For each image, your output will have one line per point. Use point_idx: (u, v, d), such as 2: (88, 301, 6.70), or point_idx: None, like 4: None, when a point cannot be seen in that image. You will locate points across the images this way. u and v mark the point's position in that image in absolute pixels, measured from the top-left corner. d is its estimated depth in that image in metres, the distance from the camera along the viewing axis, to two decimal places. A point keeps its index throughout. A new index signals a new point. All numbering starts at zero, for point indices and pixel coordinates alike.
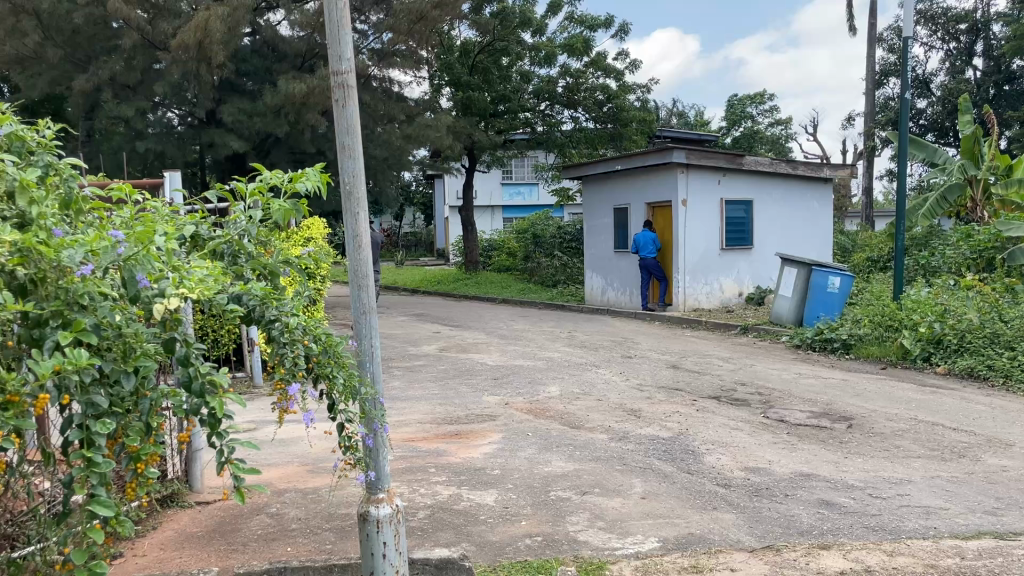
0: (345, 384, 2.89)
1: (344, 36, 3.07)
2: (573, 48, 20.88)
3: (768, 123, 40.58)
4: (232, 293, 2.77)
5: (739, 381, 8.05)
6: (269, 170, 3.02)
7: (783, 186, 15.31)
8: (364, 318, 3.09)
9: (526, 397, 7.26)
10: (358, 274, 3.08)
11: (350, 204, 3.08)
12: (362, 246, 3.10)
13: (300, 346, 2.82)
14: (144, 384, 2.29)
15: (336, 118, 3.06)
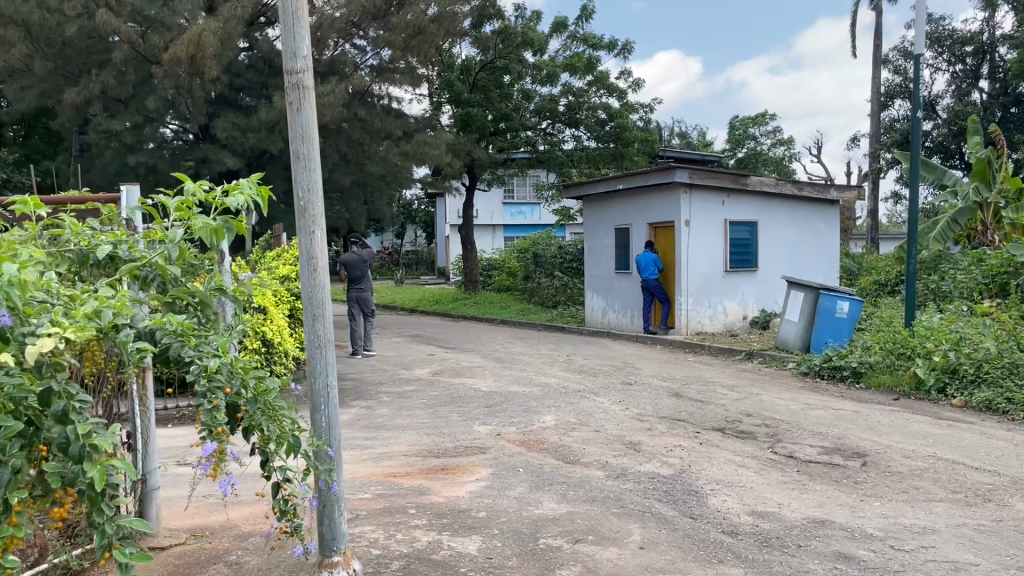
0: (278, 437, 2.75)
1: (300, 31, 3.22)
2: (574, 67, 20.66)
3: (771, 144, 40.35)
4: (145, 327, 2.68)
5: (744, 411, 7.65)
6: (193, 184, 3.00)
7: (789, 207, 14.95)
8: (320, 351, 3.22)
9: (519, 427, 6.87)
10: (313, 302, 3.18)
11: (305, 221, 3.21)
12: (317, 270, 3.21)
13: (220, 394, 2.65)
14: (7, 446, 2.08)
15: (291, 123, 3.22)
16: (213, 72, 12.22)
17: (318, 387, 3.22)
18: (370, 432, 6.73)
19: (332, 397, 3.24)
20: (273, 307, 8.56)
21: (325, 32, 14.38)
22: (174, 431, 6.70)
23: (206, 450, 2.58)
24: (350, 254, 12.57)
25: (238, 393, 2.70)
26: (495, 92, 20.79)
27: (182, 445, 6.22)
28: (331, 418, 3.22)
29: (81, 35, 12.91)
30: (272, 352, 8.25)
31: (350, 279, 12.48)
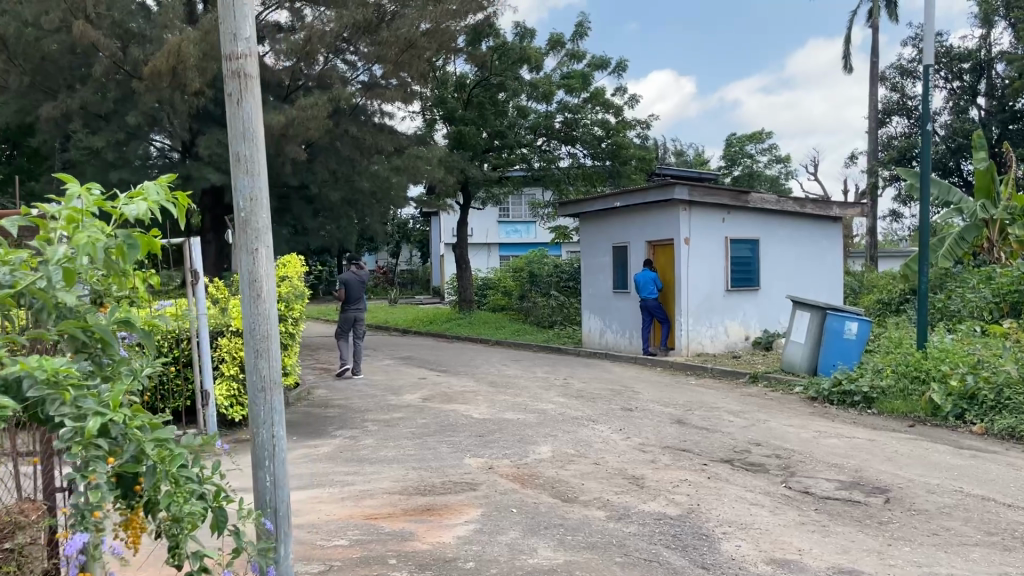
0: (192, 518, 2.47)
1: (243, 14, 3.13)
2: (570, 84, 20.36)
3: (767, 162, 40.11)
4: (9, 376, 2.24)
5: (752, 440, 7.20)
6: (81, 187, 2.56)
7: (790, 225, 14.57)
8: (267, 392, 3.10)
9: (512, 460, 6.41)
10: (259, 337, 3.07)
11: (247, 236, 3.06)
12: (261, 298, 3.08)
13: (100, 463, 2.27)
14: None
15: (233, 117, 3.09)
16: (196, 85, 11.87)
17: (262, 440, 3.09)
18: (353, 466, 6.26)
19: (277, 452, 3.11)
20: None
21: (314, 45, 13.86)
22: None
23: (70, 547, 2.27)
24: (349, 274, 12.03)
25: (134, 458, 2.38)
26: (490, 109, 20.44)
27: None
28: (276, 475, 3.11)
29: (61, 50, 12.55)
30: None
31: (347, 300, 11.97)
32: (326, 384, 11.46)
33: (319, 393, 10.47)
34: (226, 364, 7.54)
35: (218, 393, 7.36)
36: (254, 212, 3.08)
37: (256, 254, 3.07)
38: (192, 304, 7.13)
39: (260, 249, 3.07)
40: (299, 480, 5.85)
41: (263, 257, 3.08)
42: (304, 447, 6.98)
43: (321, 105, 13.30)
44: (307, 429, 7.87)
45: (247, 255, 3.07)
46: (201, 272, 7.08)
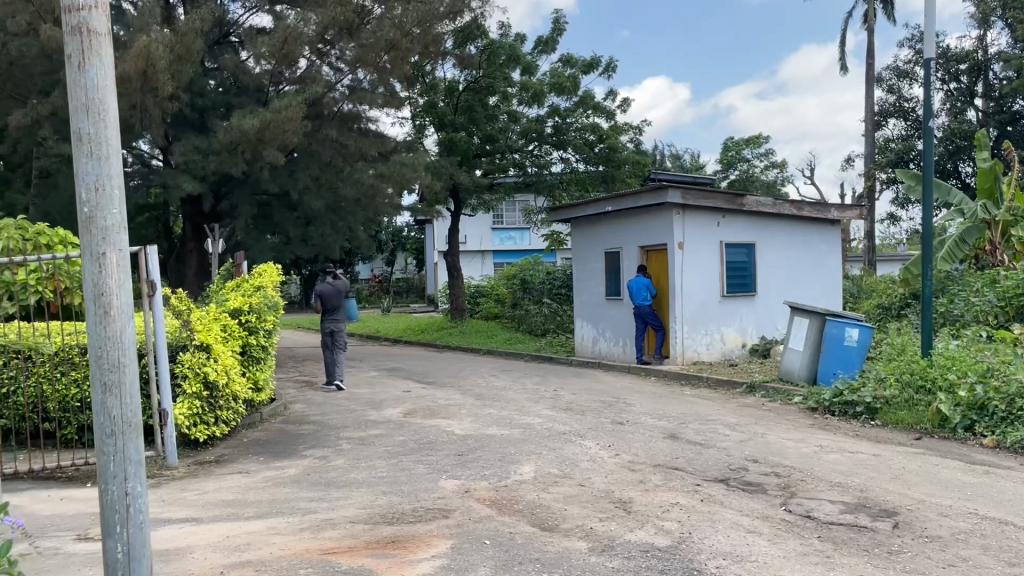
0: None
1: None
2: (561, 86, 19.92)
3: (764, 166, 39.72)
4: None
5: (749, 457, 6.74)
6: None
7: (786, 229, 14.14)
8: (115, 435, 3.09)
9: (490, 482, 5.94)
10: (106, 364, 3.07)
11: (94, 240, 3.09)
12: (109, 317, 3.09)
13: None
14: None
15: (71, 87, 3.09)
16: (167, 89, 11.47)
17: (115, 498, 3.12)
18: (319, 491, 5.80)
19: (132, 514, 3.14)
20: (220, 343, 7.69)
21: (292, 46, 13.45)
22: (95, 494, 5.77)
23: None
24: (324, 284, 11.71)
25: None
26: (480, 113, 20.02)
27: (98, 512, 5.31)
28: (129, 543, 3.14)
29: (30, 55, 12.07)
30: (215, 395, 7.38)
31: (323, 310, 11.57)
32: (305, 398, 10.99)
33: (296, 408, 10.00)
34: (189, 382, 7.09)
35: (180, 413, 6.91)
36: (104, 210, 3.11)
37: (104, 261, 3.08)
38: (151, 319, 6.66)
39: (109, 254, 3.09)
40: (257, 507, 5.38)
41: (112, 263, 3.09)
42: (269, 470, 6.51)
43: (296, 107, 12.96)
44: (275, 449, 7.39)
45: (94, 264, 3.08)
46: (159, 284, 6.61)
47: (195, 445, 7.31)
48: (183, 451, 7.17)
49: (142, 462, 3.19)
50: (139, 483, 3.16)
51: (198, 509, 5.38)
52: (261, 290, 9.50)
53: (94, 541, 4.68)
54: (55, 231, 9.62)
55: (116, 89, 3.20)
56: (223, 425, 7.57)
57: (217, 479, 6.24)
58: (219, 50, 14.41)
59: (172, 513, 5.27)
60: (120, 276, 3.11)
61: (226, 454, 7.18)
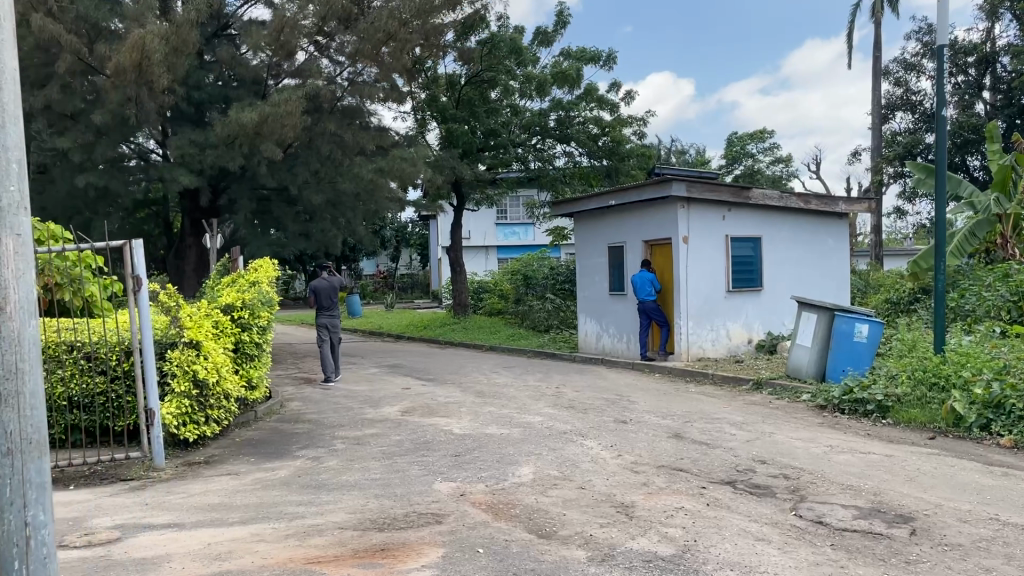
0: None
1: None
2: (563, 78, 19.62)
3: (770, 161, 39.44)
4: None
5: (757, 458, 6.50)
6: None
7: (793, 223, 13.85)
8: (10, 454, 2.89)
9: (487, 485, 5.71)
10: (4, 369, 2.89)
11: None
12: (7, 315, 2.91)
13: None
14: None
15: None
16: (163, 81, 11.24)
17: (13, 530, 2.89)
18: (309, 494, 5.57)
19: (33, 549, 2.92)
20: (211, 340, 7.47)
21: (288, 36, 13.17)
22: (76, 497, 5.56)
23: None
24: (319, 280, 11.73)
25: None
26: (481, 107, 19.78)
27: (75, 516, 5.10)
28: None
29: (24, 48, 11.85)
30: (206, 393, 7.15)
31: (319, 305, 11.62)
32: (302, 395, 10.79)
33: (293, 406, 9.79)
34: (178, 380, 6.87)
35: (168, 413, 6.69)
36: (1, 188, 2.93)
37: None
38: (137, 316, 6.43)
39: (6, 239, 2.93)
40: (243, 512, 5.15)
41: (9, 250, 2.93)
42: (259, 472, 6.29)
43: (295, 100, 12.72)
44: (267, 449, 7.18)
45: None
46: (145, 279, 6.38)
47: (185, 445, 7.09)
48: (173, 451, 6.95)
49: (44, 487, 2.99)
50: (41, 511, 2.95)
51: (182, 513, 5.16)
52: (256, 286, 9.29)
53: (69, 548, 4.45)
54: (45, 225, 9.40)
55: (12, 54, 3.01)
56: (214, 424, 7.34)
57: (205, 481, 6.02)
58: (214, 41, 14.12)
59: (154, 518, 5.05)
60: (18, 266, 2.95)
61: (217, 454, 6.96)
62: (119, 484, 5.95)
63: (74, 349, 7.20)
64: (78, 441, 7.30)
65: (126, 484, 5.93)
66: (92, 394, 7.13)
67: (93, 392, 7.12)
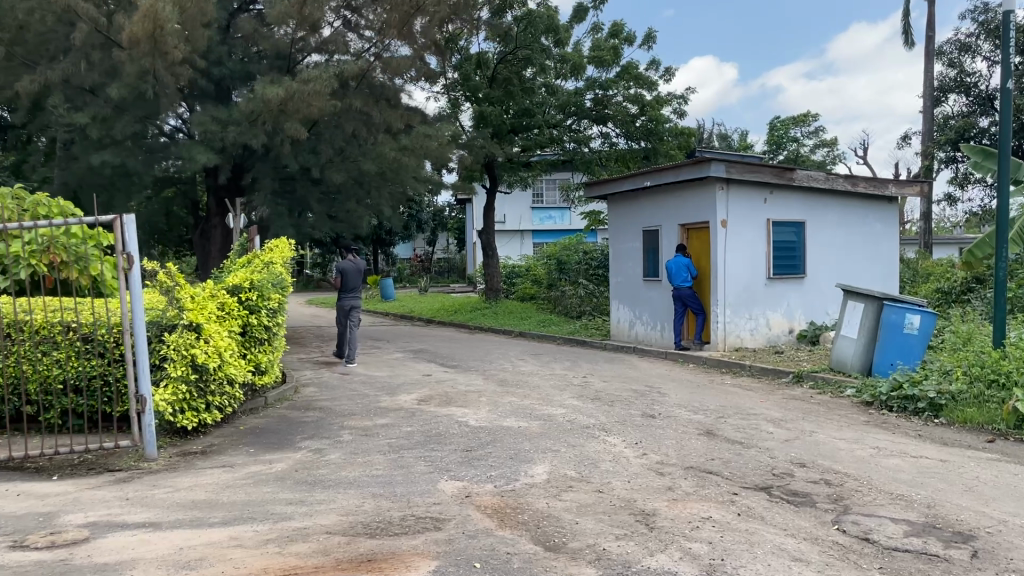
0: None
1: None
2: (601, 56, 18.93)
3: (814, 146, 38.25)
4: None
5: (796, 460, 5.92)
6: None
7: (839, 206, 13.10)
8: None
9: (496, 486, 5.21)
10: None
11: None
12: None
13: None
14: None
15: None
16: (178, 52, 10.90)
17: None
18: (302, 491, 5.14)
19: None
20: (215, 323, 7.11)
21: (312, 8, 12.69)
22: (53, 489, 5.20)
23: None
24: (347, 261, 11.47)
25: None
26: (517, 86, 19.30)
27: (44, 511, 4.76)
28: None
29: (43, 21, 11.60)
30: (206, 379, 6.78)
31: (342, 287, 11.34)
32: (318, 380, 10.41)
33: (307, 392, 9.40)
34: (175, 365, 6.51)
35: (163, 400, 6.33)
36: None
37: None
38: (129, 296, 6.04)
39: None
40: (226, 510, 4.74)
41: None
42: (255, 464, 5.88)
43: (321, 77, 12.30)
44: (269, 439, 6.77)
45: None
46: (137, 256, 6.00)
47: (185, 433, 6.74)
48: (170, 439, 6.60)
49: None
50: None
51: (162, 510, 4.76)
52: (269, 266, 8.93)
53: (30, 549, 4.07)
54: (52, 200, 9.09)
55: None
56: (216, 412, 6.99)
57: (196, 474, 5.63)
58: (238, 15, 13.76)
59: (131, 515, 4.66)
60: None
61: (216, 444, 6.57)
62: (106, 475, 5.61)
63: (70, 328, 6.85)
64: (75, 426, 6.96)
65: (113, 475, 5.57)
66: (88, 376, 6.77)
67: (90, 374, 6.78)
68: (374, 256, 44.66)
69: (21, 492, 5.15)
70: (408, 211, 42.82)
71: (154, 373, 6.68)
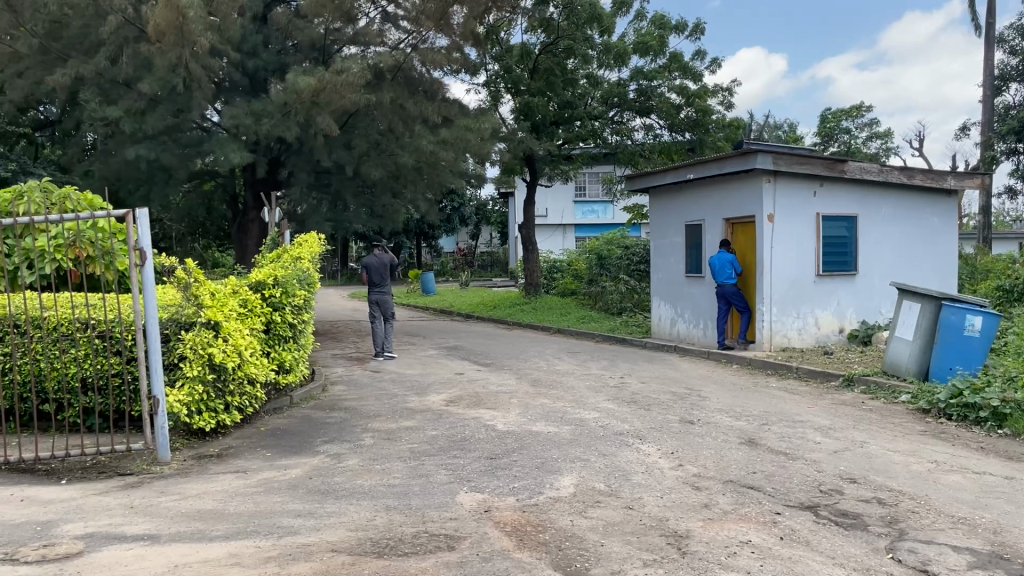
0: None
1: None
2: (646, 46, 18.38)
3: (867, 137, 37.09)
4: None
5: (845, 475, 5.49)
6: None
7: (894, 201, 12.46)
8: None
9: (519, 499, 4.87)
10: None
11: None
12: None
13: None
14: None
15: None
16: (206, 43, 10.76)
17: None
18: (313, 502, 4.85)
19: None
20: (236, 321, 6.88)
21: None
22: (61, 496, 4.99)
23: None
24: (371, 257, 11.68)
25: None
26: (559, 77, 18.77)
27: (43, 520, 4.54)
28: None
29: (76, 12, 11.55)
30: (224, 379, 6.56)
31: (370, 282, 11.59)
32: (348, 378, 10.19)
33: (335, 390, 9.17)
34: (191, 364, 6.28)
35: (178, 400, 6.12)
36: None
37: None
38: (141, 294, 5.82)
39: None
40: (230, 522, 4.47)
41: None
42: (269, 471, 5.62)
43: (356, 68, 12.06)
44: (288, 441, 6.52)
45: None
46: (150, 252, 5.77)
47: (203, 434, 6.55)
48: (187, 440, 6.40)
49: None
50: None
51: (164, 521, 4.52)
52: (296, 261, 8.70)
53: (19, 564, 3.85)
54: (81, 193, 8.98)
55: None
56: (235, 412, 6.76)
57: (207, 480, 5.39)
58: (273, 7, 13.61)
59: (132, 527, 4.43)
60: None
61: (233, 447, 6.34)
62: (115, 480, 5.39)
63: (89, 326, 6.68)
64: (92, 426, 6.78)
65: (122, 480, 5.36)
66: (107, 375, 6.58)
67: (107, 373, 6.60)
68: (417, 250, 44.62)
69: (23, 498, 4.93)
70: (451, 205, 42.64)
71: (171, 372, 6.47)
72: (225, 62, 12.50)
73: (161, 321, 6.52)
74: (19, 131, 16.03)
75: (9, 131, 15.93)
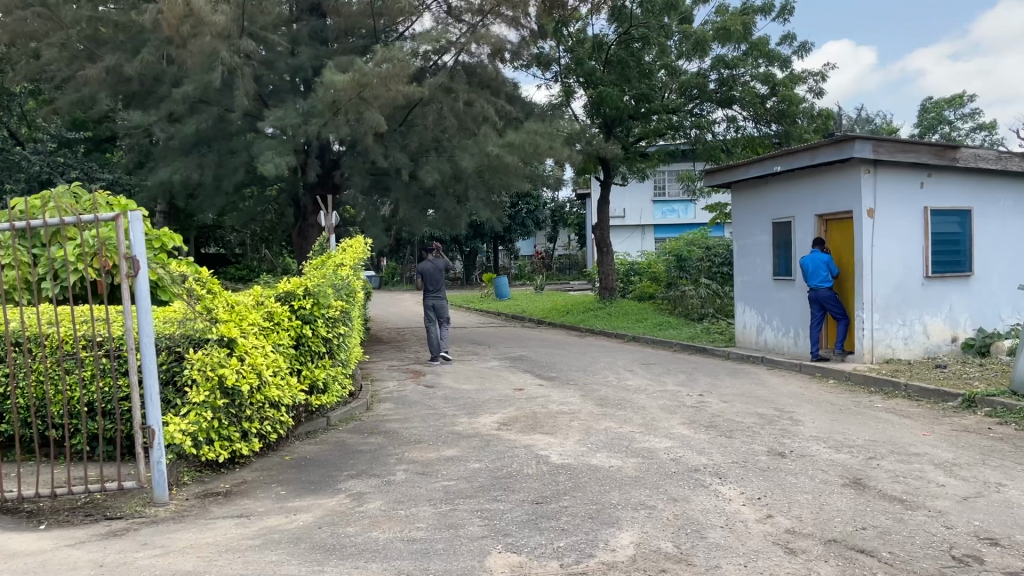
0: None
1: None
2: (727, 32, 17.04)
3: (971, 129, 34.55)
4: None
5: (983, 535, 4.30)
6: None
7: (1014, 192, 10.93)
8: None
9: (563, 565, 3.90)
10: None
11: None
12: None
13: None
14: None
15: None
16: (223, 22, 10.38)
17: None
18: (311, 564, 3.99)
19: None
20: (256, 336, 6.13)
21: None
22: (27, 547, 4.28)
23: None
24: (426, 264, 10.98)
25: None
26: (633, 69, 17.67)
27: None
28: None
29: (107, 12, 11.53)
30: (239, 404, 5.79)
31: (426, 288, 10.90)
32: (399, 394, 9.39)
33: (381, 409, 8.34)
34: (198, 388, 5.55)
35: (182, 430, 5.39)
36: None
37: None
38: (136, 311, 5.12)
39: None
40: None
41: None
42: (277, 516, 4.80)
43: (404, 60, 11.30)
44: (311, 475, 5.71)
45: None
46: (144, 261, 5.07)
47: (218, 466, 5.83)
48: (197, 473, 5.68)
49: None
50: None
51: None
52: (338, 268, 7.92)
53: None
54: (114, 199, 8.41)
55: None
56: (255, 441, 6.01)
57: (202, 528, 4.61)
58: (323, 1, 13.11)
59: None
60: None
61: (247, 481, 5.57)
62: (98, 526, 4.66)
63: (95, 343, 6.01)
64: (105, 451, 6.15)
65: (107, 527, 4.64)
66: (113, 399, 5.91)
67: (115, 395, 5.94)
68: (493, 254, 44.04)
69: None
70: (527, 207, 41.89)
71: (181, 395, 5.76)
72: (271, 59, 12.01)
73: (171, 338, 5.80)
74: (83, 136, 16.09)
75: (75, 138, 15.99)
